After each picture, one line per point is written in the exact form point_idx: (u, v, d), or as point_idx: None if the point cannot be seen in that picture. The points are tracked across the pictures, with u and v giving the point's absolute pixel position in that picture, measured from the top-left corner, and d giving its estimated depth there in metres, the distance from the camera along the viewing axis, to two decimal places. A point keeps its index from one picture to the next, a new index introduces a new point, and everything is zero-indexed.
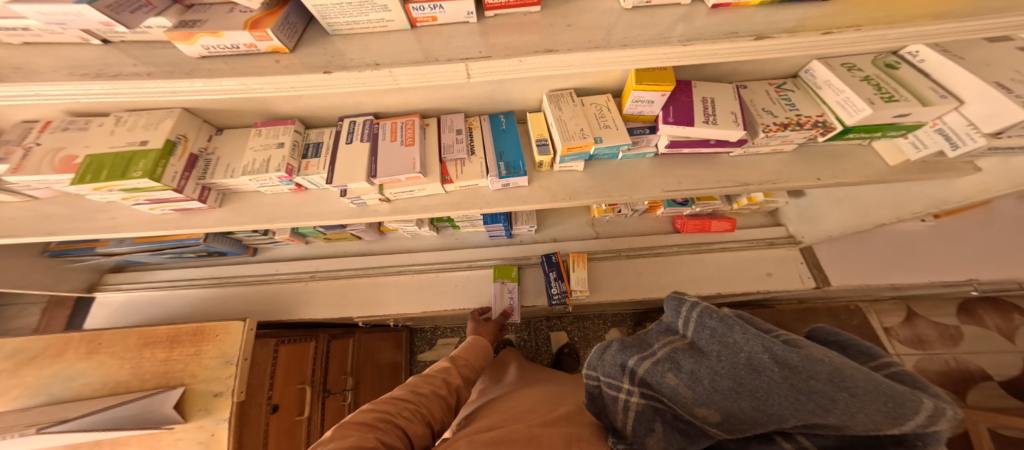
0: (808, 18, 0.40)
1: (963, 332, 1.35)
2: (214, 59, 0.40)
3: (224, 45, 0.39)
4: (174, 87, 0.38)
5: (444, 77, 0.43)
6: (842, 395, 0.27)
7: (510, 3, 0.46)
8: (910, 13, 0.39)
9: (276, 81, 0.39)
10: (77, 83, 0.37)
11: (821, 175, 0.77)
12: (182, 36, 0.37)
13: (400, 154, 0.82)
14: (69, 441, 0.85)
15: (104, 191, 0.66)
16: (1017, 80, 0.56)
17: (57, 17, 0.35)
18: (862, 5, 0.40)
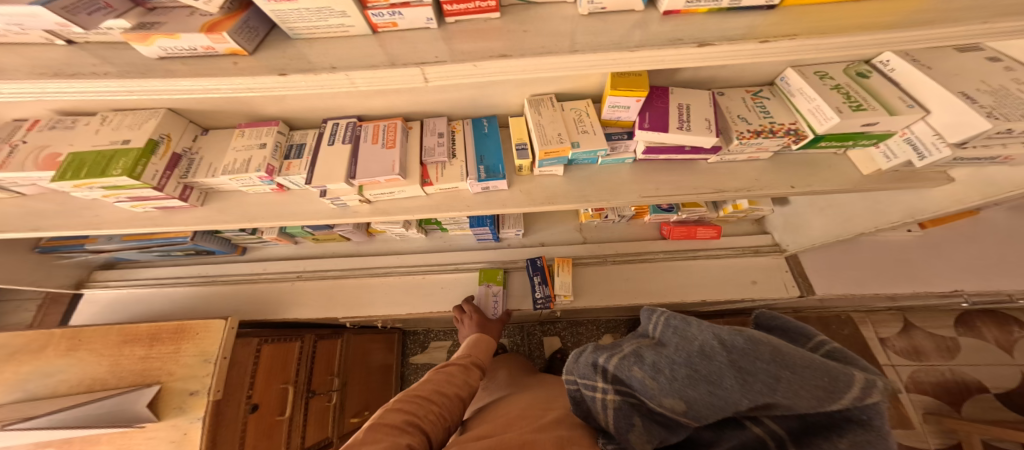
0: (752, 27, 0.41)
1: (957, 344, 1.54)
2: (172, 60, 0.41)
3: (181, 47, 0.40)
4: (130, 87, 0.40)
5: (401, 81, 0.44)
6: (784, 372, 0.30)
7: (470, 10, 0.47)
8: (851, 23, 0.40)
9: (233, 82, 0.40)
10: (35, 81, 0.38)
11: (795, 183, 0.77)
12: (139, 38, 0.38)
13: (380, 157, 0.83)
14: (36, 439, 0.87)
15: (85, 188, 0.68)
16: (983, 90, 0.55)
17: (16, 17, 0.36)
18: (805, 16, 0.41)
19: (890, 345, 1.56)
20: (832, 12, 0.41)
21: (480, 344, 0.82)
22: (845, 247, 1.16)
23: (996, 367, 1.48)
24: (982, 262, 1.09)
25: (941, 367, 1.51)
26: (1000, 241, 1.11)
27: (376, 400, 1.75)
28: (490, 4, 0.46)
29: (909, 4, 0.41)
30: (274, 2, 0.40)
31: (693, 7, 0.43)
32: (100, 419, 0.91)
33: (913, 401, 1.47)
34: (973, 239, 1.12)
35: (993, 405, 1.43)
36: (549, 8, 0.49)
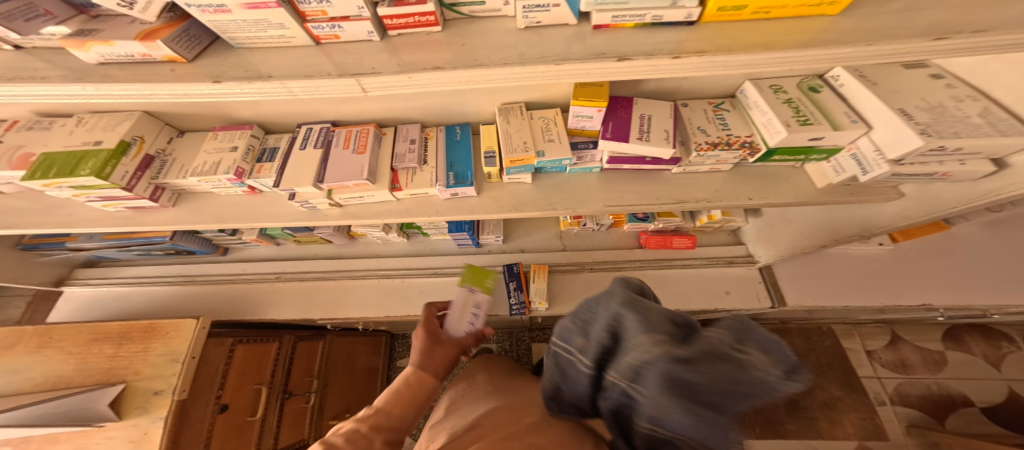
0: (671, 43, 0.42)
1: (945, 358, 1.51)
2: (113, 65, 0.43)
3: (118, 53, 0.42)
4: (70, 91, 0.41)
5: (339, 90, 0.46)
6: (623, 314, 0.33)
7: (410, 24, 0.48)
8: (762, 42, 0.41)
9: (170, 89, 0.42)
10: None
11: (753, 196, 0.77)
12: (76, 43, 0.40)
13: (349, 162, 0.85)
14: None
15: (53, 187, 0.69)
16: (921, 107, 0.56)
17: None
18: (722, 34, 0.42)
19: (877, 358, 1.54)
20: (748, 30, 0.42)
21: (406, 387, 0.64)
22: (816, 259, 1.17)
23: (982, 382, 1.47)
24: (953, 277, 1.09)
25: (927, 380, 1.49)
26: (972, 256, 1.11)
27: (358, 403, 1.75)
28: (429, 18, 0.48)
29: (823, 23, 0.42)
30: (208, 13, 0.42)
31: (620, 21, 0.44)
32: (58, 417, 0.93)
33: (899, 414, 1.45)
34: (946, 254, 1.12)
35: (978, 418, 1.42)
36: (490, 22, 0.50)
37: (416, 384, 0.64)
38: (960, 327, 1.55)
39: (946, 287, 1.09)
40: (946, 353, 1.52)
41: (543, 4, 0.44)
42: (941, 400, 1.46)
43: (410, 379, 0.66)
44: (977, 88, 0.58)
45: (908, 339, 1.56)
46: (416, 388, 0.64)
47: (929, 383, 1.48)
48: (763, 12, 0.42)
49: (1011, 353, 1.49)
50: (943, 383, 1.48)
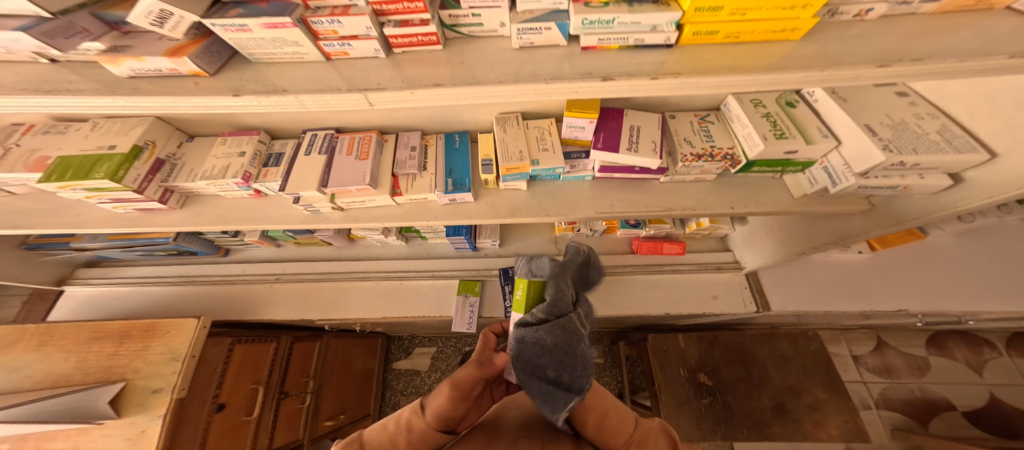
0: (660, 64, 0.44)
1: (929, 363, 1.55)
2: (141, 79, 0.47)
3: (147, 68, 0.45)
4: (99, 102, 0.44)
5: (348, 104, 0.50)
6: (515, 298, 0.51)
7: (413, 43, 0.52)
8: (741, 59, 0.44)
9: (191, 101, 0.45)
10: (11, 96, 0.42)
11: (735, 204, 0.81)
12: (109, 58, 0.44)
13: (352, 167, 0.88)
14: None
15: (67, 189, 0.72)
16: (885, 124, 0.59)
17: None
18: (702, 55, 0.45)
19: (862, 362, 1.59)
20: (723, 53, 0.45)
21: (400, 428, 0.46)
22: (801, 266, 1.22)
23: (963, 386, 1.52)
24: (927, 284, 1.15)
25: (911, 384, 1.55)
26: (948, 264, 1.16)
27: (353, 404, 1.77)
28: (432, 37, 0.52)
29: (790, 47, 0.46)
30: (231, 32, 0.45)
31: (606, 43, 0.47)
32: (57, 415, 0.94)
33: (884, 417, 1.51)
34: (923, 261, 1.17)
35: (960, 422, 1.47)
36: (487, 41, 0.54)
37: (412, 429, 0.45)
38: (944, 333, 1.59)
39: (926, 295, 1.14)
40: (929, 358, 1.56)
41: (536, 28, 0.48)
42: (923, 404, 1.51)
43: (406, 417, 0.46)
44: (937, 106, 0.62)
45: (893, 345, 1.60)
46: (409, 435, 0.45)
47: (912, 387, 1.54)
48: (734, 37, 0.45)
49: (993, 359, 1.54)
50: (926, 387, 1.53)
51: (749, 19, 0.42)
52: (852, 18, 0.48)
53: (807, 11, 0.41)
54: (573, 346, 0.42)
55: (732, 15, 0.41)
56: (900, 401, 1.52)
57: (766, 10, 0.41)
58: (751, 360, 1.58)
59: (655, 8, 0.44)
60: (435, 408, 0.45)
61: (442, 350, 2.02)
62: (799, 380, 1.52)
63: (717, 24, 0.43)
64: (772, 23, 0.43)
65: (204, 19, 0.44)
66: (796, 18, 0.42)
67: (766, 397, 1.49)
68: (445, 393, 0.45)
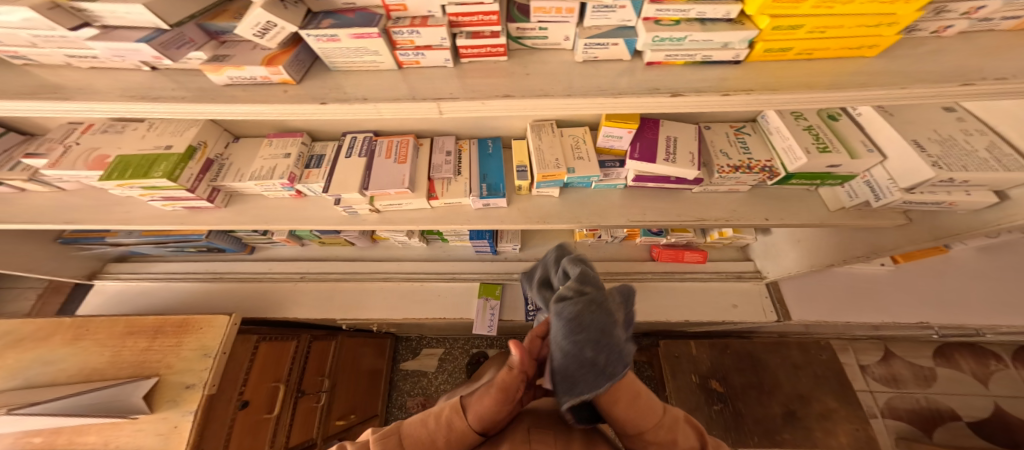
0: (726, 77, 0.47)
1: (935, 374, 1.57)
2: (236, 86, 0.50)
3: (245, 76, 0.49)
4: (199, 109, 0.48)
5: (420, 112, 0.52)
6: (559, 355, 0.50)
7: (481, 53, 0.55)
8: (814, 74, 0.45)
9: (280, 107, 0.48)
10: (125, 103, 0.47)
11: (770, 216, 0.83)
12: (214, 69, 0.47)
13: (391, 171, 0.90)
14: (34, 425, 0.90)
15: (125, 187, 0.74)
16: (933, 139, 0.61)
17: (121, 51, 0.46)
18: (774, 69, 0.47)
19: (870, 372, 1.62)
20: (792, 71, 0.46)
21: (436, 420, 0.49)
22: (820, 277, 1.25)
23: (969, 397, 1.53)
24: (943, 296, 1.17)
25: (917, 394, 1.56)
26: (968, 278, 1.18)
27: (365, 404, 1.77)
28: (499, 49, 0.54)
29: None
30: (321, 42, 0.48)
31: (673, 59, 0.49)
32: (93, 408, 0.94)
33: (889, 426, 1.53)
34: (942, 275, 1.20)
35: (965, 433, 1.48)
36: (549, 53, 0.57)
37: (452, 428, 0.48)
38: (949, 345, 1.62)
39: (948, 308, 1.15)
40: (935, 369, 1.57)
41: (604, 43, 0.50)
42: (929, 414, 1.53)
43: (446, 414, 0.49)
44: (985, 122, 0.63)
45: (900, 354, 1.63)
46: (448, 433, 0.48)
47: (918, 397, 1.55)
48: (806, 54, 0.46)
49: (999, 371, 1.56)
50: (931, 397, 1.55)
51: (828, 37, 0.43)
52: (929, 34, 0.49)
53: (890, 29, 0.42)
54: (602, 319, 0.39)
55: (809, 34, 0.42)
56: (906, 411, 1.54)
57: (849, 27, 0.41)
58: (762, 368, 1.59)
59: (729, 26, 0.45)
60: (476, 411, 0.48)
61: (451, 351, 2.03)
62: (810, 389, 1.54)
63: (791, 42, 0.44)
64: (851, 40, 0.43)
65: (302, 30, 0.47)
66: (879, 35, 0.43)
67: (777, 404, 1.51)
68: (488, 397, 0.47)
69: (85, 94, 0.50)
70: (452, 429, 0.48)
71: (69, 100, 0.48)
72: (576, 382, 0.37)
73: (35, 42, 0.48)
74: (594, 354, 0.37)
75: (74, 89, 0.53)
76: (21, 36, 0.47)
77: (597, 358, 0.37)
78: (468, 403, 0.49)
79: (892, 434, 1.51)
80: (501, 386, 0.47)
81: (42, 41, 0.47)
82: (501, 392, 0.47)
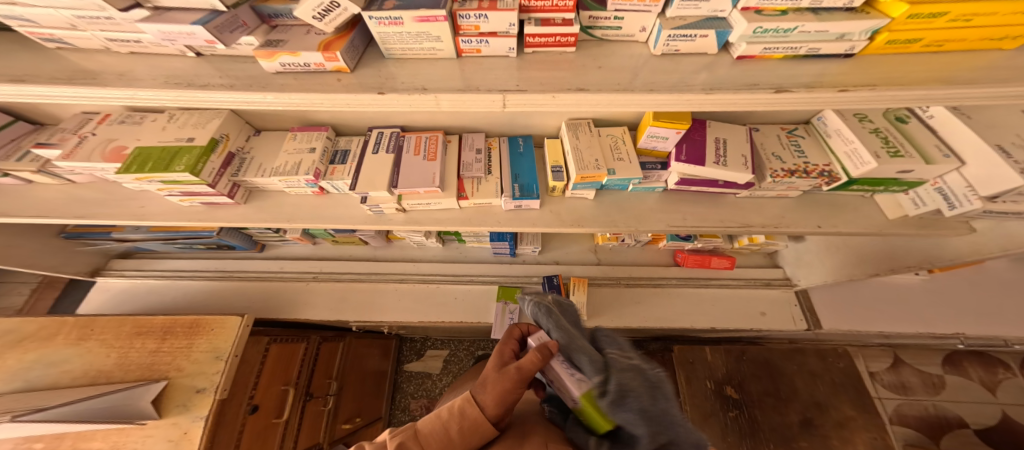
0: (824, 75, 0.45)
1: (944, 381, 1.51)
2: (287, 74, 0.48)
3: (298, 63, 0.46)
4: (250, 97, 0.46)
5: (483, 105, 0.48)
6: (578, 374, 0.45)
7: (549, 43, 0.51)
8: (921, 77, 0.43)
9: (337, 98, 0.46)
10: (170, 90, 0.45)
11: (821, 223, 0.79)
12: (266, 54, 0.45)
13: (421, 168, 0.83)
14: (33, 432, 0.84)
15: (144, 181, 0.69)
16: (1019, 145, 0.57)
17: (173, 34, 0.43)
18: (873, 69, 0.45)
19: (878, 378, 1.55)
20: (918, 62, 0.45)
21: (450, 413, 0.45)
22: (853, 286, 1.22)
23: (978, 405, 1.48)
24: (975, 305, 1.15)
25: (926, 401, 1.50)
26: (1004, 291, 1.16)
27: (370, 408, 1.70)
28: (569, 39, 0.50)
29: (971, 60, 0.45)
30: (382, 25, 0.45)
31: (769, 53, 0.47)
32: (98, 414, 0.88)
33: (895, 432, 1.46)
34: (977, 287, 1.18)
35: (971, 439, 1.43)
36: (618, 45, 0.52)
37: (465, 417, 0.44)
38: (960, 352, 1.55)
39: (984, 319, 1.13)
40: (945, 376, 1.52)
41: (691, 35, 0.46)
42: (938, 422, 1.47)
43: (459, 403, 0.46)
44: None
45: (909, 362, 1.56)
46: (461, 421, 0.44)
47: (927, 405, 1.49)
48: (935, 45, 0.45)
49: (1006, 379, 1.50)
50: (940, 405, 1.49)
51: (970, 26, 0.42)
52: None
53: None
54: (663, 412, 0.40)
55: (951, 22, 0.42)
56: (914, 418, 1.47)
57: (1001, 15, 0.40)
58: (779, 375, 1.54)
59: (848, 16, 0.44)
60: (492, 396, 0.44)
61: (457, 353, 1.95)
62: (827, 396, 1.49)
63: (923, 32, 0.43)
64: (992, 30, 0.43)
65: (364, 13, 0.44)
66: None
67: (794, 412, 1.46)
68: (507, 381, 0.43)
69: (129, 82, 0.46)
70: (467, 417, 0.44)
71: (109, 87, 0.46)
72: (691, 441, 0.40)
73: (76, 24, 0.46)
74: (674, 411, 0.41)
75: (111, 73, 0.49)
76: (63, 16, 0.45)
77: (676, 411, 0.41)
78: (480, 391, 0.45)
79: (900, 440, 1.45)
80: (519, 368, 0.44)
81: (86, 23, 0.46)
82: (519, 373, 0.43)
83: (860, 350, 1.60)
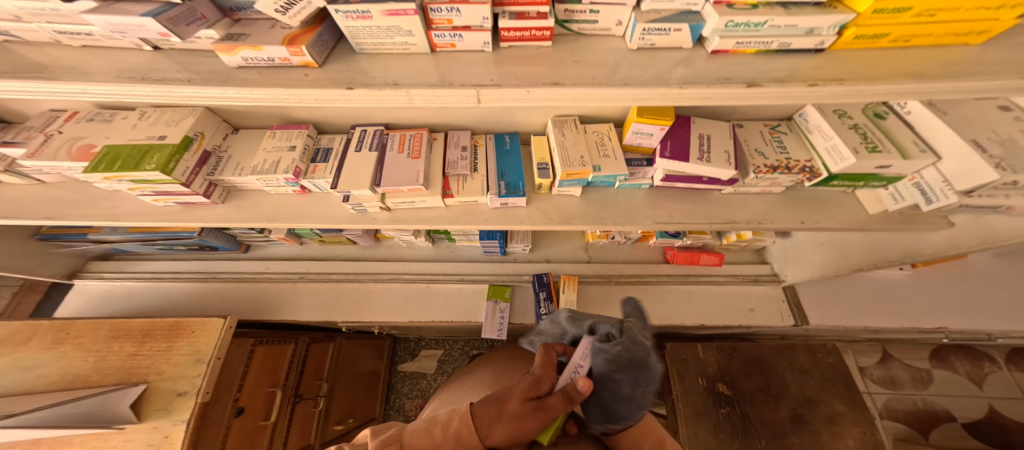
0: (798, 70, 0.44)
1: (933, 376, 1.53)
2: (250, 68, 0.46)
3: (262, 57, 0.45)
4: (209, 91, 0.45)
5: (457, 100, 0.47)
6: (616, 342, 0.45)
7: (524, 37, 0.50)
8: (891, 71, 0.43)
9: (303, 93, 0.44)
10: (123, 84, 0.44)
11: (804, 219, 0.79)
12: (227, 48, 0.44)
13: (405, 166, 0.81)
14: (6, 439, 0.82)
15: (113, 180, 0.67)
16: (992, 140, 0.58)
17: (122, 26, 0.41)
18: (846, 64, 0.44)
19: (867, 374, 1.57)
20: (887, 57, 0.45)
21: (446, 430, 0.45)
22: (839, 282, 1.23)
23: (965, 399, 1.49)
24: (959, 300, 1.17)
25: (914, 396, 1.52)
26: (985, 286, 1.17)
27: (363, 410, 1.67)
28: (544, 33, 0.49)
29: (938, 56, 0.45)
30: (350, 19, 0.44)
31: (743, 47, 0.46)
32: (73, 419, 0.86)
33: (886, 427, 1.48)
34: (960, 281, 1.19)
35: (960, 434, 1.44)
36: (596, 40, 0.52)
37: (462, 442, 0.44)
38: (948, 347, 1.57)
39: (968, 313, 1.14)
40: (933, 370, 1.54)
41: (665, 29, 0.46)
42: (925, 416, 1.49)
43: (455, 425, 0.45)
44: None
45: (898, 356, 1.58)
46: (455, 446, 0.44)
47: (914, 399, 1.51)
48: (902, 41, 0.45)
49: (991, 373, 1.52)
50: (927, 399, 1.50)
51: (935, 21, 0.42)
52: None
53: (1010, 12, 0.41)
54: (621, 393, 0.46)
55: (915, 18, 0.41)
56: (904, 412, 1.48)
57: (963, 11, 0.41)
58: (770, 371, 1.54)
59: (817, 10, 0.43)
60: (499, 429, 0.42)
61: (451, 352, 1.91)
62: (817, 391, 1.50)
63: (889, 27, 0.43)
64: (959, 25, 0.43)
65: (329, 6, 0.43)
66: (994, 18, 0.42)
67: (785, 408, 1.47)
68: (525, 424, 0.42)
69: (79, 76, 0.45)
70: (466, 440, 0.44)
71: (57, 81, 0.44)
72: (615, 411, 0.47)
73: (21, 15, 0.44)
74: (632, 390, 0.46)
75: (61, 66, 0.46)
76: (7, 7, 0.43)
77: (636, 394, 0.46)
78: (485, 420, 0.44)
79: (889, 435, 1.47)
80: (545, 413, 0.42)
81: (30, 14, 0.44)
82: (541, 417, 0.42)
83: (849, 346, 1.62)
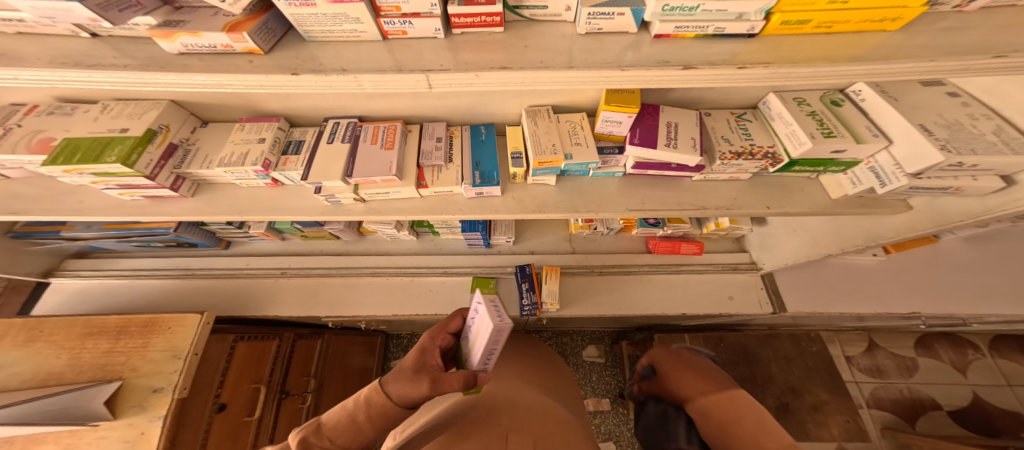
0: (735, 53, 0.45)
1: (919, 364, 1.55)
2: (191, 55, 0.47)
3: (202, 44, 0.45)
4: (150, 78, 0.45)
5: (407, 85, 0.47)
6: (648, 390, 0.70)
7: (475, 23, 0.50)
8: (818, 55, 0.44)
9: (246, 78, 0.45)
10: (56, 70, 0.44)
11: (771, 204, 0.80)
12: (164, 34, 0.44)
13: (378, 157, 0.81)
14: None
15: (74, 173, 0.67)
16: (939, 124, 0.59)
17: (50, 11, 0.41)
18: (780, 48, 0.45)
19: (855, 362, 1.58)
20: (815, 43, 0.46)
21: (359, 400, 0.45)
22: (816, 269, 1.25)
23: (950, 386, 1.52)
24: (933, 286, 1.19)
25: (900, 384, 1.53)
26: (958, 272, 1.20)
27: None
28: (495, 18, 0.49)
29: (861, 41, 0.46)
30: (294, 7, 0.44)
31: (682, 32, 0.47)
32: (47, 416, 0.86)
33: (873, 416, 1.49)
34: (932, 266, 1.22)
35: (945, 421, 1.46)
36: (547, 25, 0.52)
37: (372, 405, 0.44)
38: (933, 336, 1.60)
39: (937, 299, 1.17)
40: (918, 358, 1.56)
41: (609, 13, 0.46)
42: (911, 403, 1.51)
43: (367, 395, 0.46)
44: (990, 107, 0.61)
45: (884, 345, 1.60)
46: (369, 411, 0.44)
47: (901, 387, 1.52)
48: (826, 27, 0.46)
49: (976, 360, 1.55)
50: (913, 387, 1.53)
51: (850, 7, 0.43)
52: (954, 9, 0.48)
53: (915, 1, 0.42)
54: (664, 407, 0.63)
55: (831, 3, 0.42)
56: (889, 400, 1.50)
57: None
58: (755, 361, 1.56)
59: None
60: (398, 393, 0.43)
61: None
62: (801, 380, 1.52)
63: (811, 14, 0.44)
64: (872, 12, 0.43)
65: None
66: (904, 6, 0.43)
67: (770, 397, 1.49)
68: (418, 386, 0.43)
69: (12, 62, 0.44)
70: (377, 406, 0.44)
71: None
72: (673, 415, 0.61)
73: None
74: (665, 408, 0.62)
75: None
76: None
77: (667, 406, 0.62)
78: (391, 383, 0.45)
79: (876, 424, 1.48)
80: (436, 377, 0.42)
81: None
82: (436, 389, 0.42)
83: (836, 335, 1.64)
